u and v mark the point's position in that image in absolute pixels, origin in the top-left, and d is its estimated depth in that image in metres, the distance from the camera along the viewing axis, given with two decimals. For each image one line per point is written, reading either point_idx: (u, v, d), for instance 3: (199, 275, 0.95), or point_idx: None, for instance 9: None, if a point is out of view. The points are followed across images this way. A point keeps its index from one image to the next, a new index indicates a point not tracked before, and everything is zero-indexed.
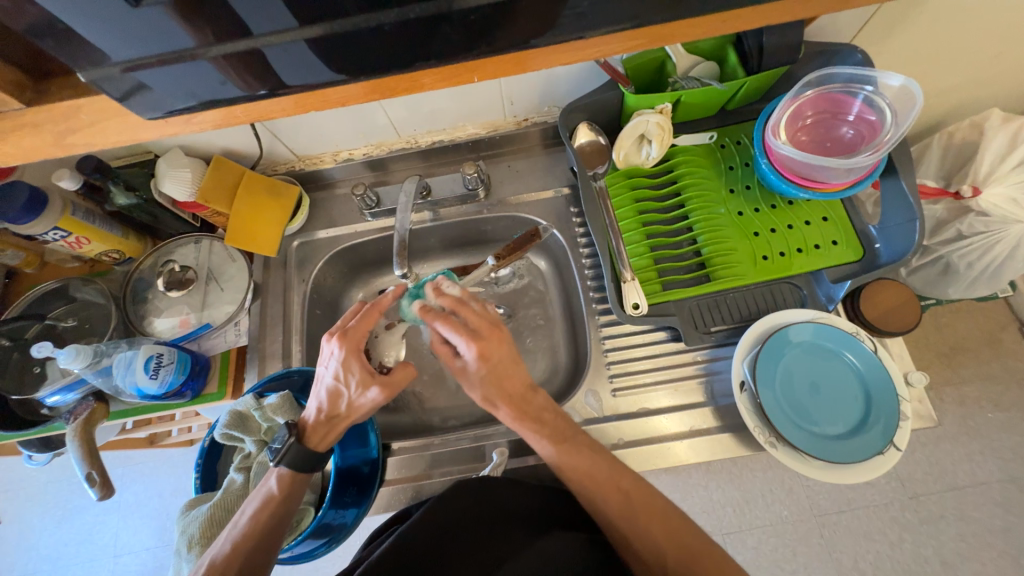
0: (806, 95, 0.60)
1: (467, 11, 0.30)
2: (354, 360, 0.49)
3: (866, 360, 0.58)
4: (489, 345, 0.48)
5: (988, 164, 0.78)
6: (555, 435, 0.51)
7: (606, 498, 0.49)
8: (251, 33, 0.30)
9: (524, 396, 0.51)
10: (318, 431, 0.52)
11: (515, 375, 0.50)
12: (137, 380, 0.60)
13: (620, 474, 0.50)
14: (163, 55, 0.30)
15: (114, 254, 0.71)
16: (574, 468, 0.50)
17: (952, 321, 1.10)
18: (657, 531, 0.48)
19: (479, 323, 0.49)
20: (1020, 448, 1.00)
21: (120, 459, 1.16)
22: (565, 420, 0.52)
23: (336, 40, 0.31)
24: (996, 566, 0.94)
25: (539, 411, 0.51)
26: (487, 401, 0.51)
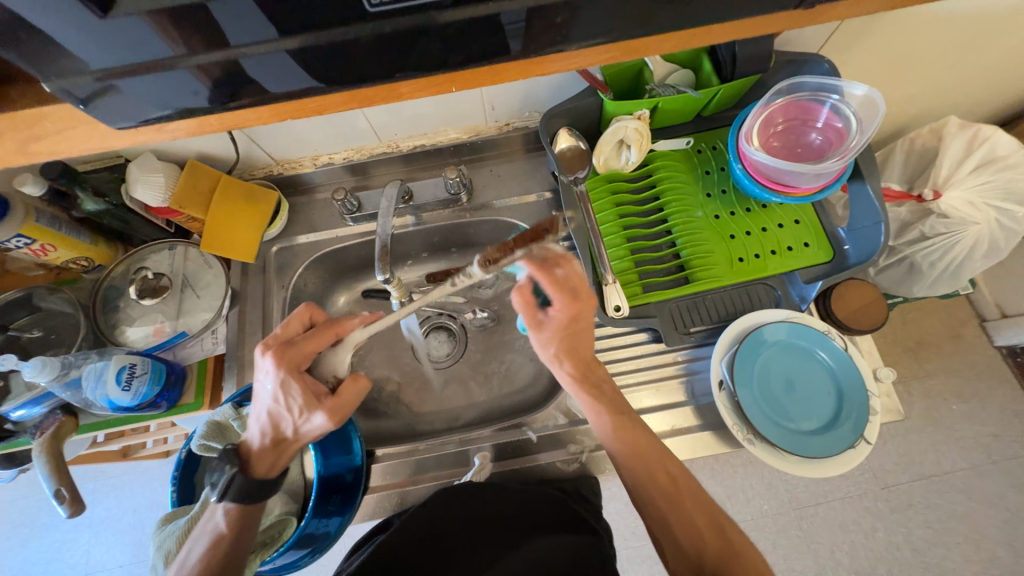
0: (777, 102, 0.63)
1: (443, 26, 0.30)
2: (293, 382, 0.49)
3: (838, 357, 0.60)
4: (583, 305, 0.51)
5: (947, 169, 0.82)
6: (614, 409, 0.53)
7: (650, 485, 0.51)
8: (227, 43, 0.29)
9: (589, 365, 0.55)
10: (261, 459, 0.50)
11: (586, 336, 0.54)
12: (108, 391, 0.58)
13: (669, 462, 0.52)
14: (136, 64, 0.29)
15: (83, 262, 0.68)
16: (631, 445, 0.52)
17: (918, 317, 1.15)
18: (703, 519, 0.49)
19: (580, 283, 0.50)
20: (982, 438, 1.05)
21: (90, 473, 1.11)
22: (621, 399, 0.55)
23: (313, 52, 0.30)
24: (961, 551, 0.98)
25: (599, 380, 0.55)
26: (556, 357, 0.53)
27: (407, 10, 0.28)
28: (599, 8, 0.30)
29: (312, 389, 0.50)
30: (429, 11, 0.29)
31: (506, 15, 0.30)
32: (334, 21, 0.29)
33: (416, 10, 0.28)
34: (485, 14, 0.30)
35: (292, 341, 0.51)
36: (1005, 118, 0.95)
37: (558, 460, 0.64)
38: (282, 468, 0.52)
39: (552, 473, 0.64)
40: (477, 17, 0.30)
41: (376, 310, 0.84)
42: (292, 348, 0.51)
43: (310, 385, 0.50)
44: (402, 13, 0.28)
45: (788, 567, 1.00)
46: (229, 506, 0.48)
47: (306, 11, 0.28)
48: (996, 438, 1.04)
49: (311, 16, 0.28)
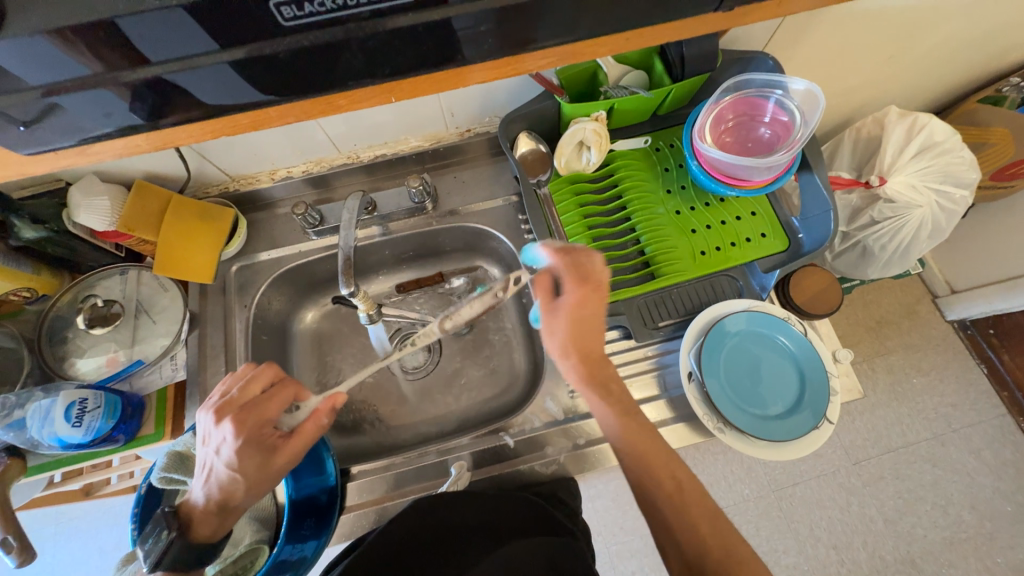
0: (725, 100, 0.65)
1: (365, 38, 0.30)
2: (252, 446, 0.48)
3: (798, 342, 0.62)
4: (588, 293, 0.50)
5: (890, 156, 0.87)
6: (619, 407, 0.52)
7: (659, 479, 0.49)
8: (149, 62, 0.29)
9: (598, 364, 0.52)
10: (200, 522, 0.48)
11: (593, 332, 0.52)
12: (56, 429, 0.55)
13: (678, 466, 0.50)
14: (53, 85, 0.29)
15: (25, 293, 0.64)
16: (634, 444, 0.50)
17: (877, 298, 1.20)
18: (706, 525, 0.47)
19: (594, 272, 0.51)
20: (941, 408, 1.10)
21: (49, 517, 1.05)
22: (629, 396, 0.53)
23: (242, 66, 0.30)
24: (931, 518, 1.03)
25: (608, 379, 0.52)
26: (563, 348, 0.51)
27: (322, 24, 0.28)
28: (524, 15, 0.31)
29: (268, 450, 0.49)
30: (348, 24, 0.29)
31: (428, 26, 0.30)
32: (254, 34, 0.28)
33: (334, 23, 0.28)
34: (407, 25, 0.30)
35: (254, 401, 0.50)
36: (941, 105, 1.01)
37: (536, 464, 0.64)
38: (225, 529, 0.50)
39: (531, 477, 0.64)
40: (398, 29, 0.30)
41: (347, 324, 0.83)
42: (254, 413, 0.49)
43: (267, 447, 0.49)
44: (318, 27, 0.28)
45: (771, 548, 1.03)
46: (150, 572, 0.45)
47: (230, 21, 0.27)
48: (953, 407, 1.10)
49: (229, 31, 0.28)
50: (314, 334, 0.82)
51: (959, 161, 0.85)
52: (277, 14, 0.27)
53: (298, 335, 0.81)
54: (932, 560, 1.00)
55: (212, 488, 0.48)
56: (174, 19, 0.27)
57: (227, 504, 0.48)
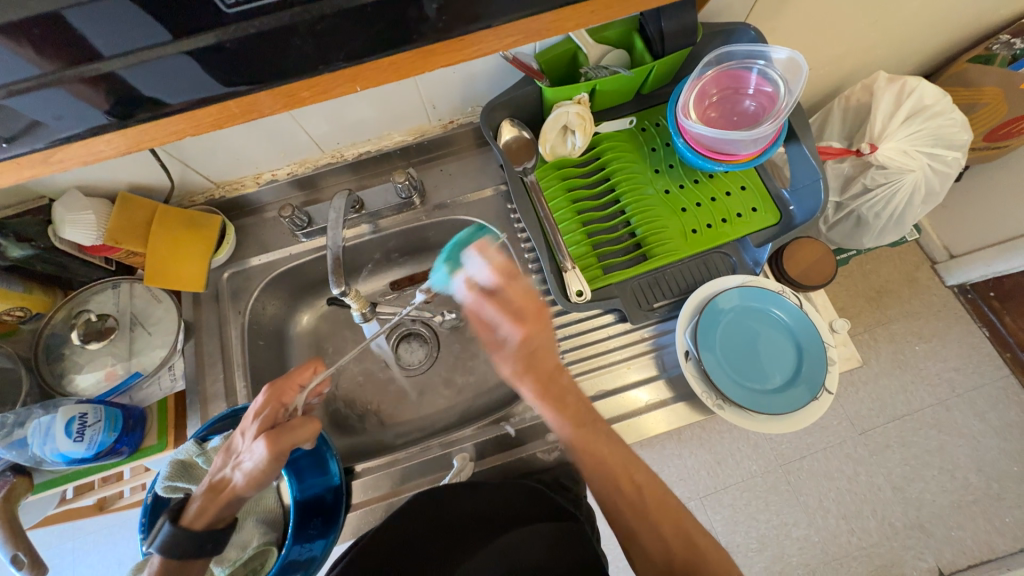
0: (708, 74, 0.64)
1: (313, 22, 0.32)
2: (260, 410, 0.53)
3: (793, 314, 0.62)
4: (531, 326, 0.51)
5: (880, 122, 0.86)
6: (575, 420, 0.52)
7: (618, 490, 0.52)
8: (101, 56, 0.31)
9: (552, 379, 0.52)
10: (208, 517, 0.49)
11: (548, 353, 0.52)
12: (58, 445, 0.55)
13: (636, 470, 0.52)
14: (19, 82, 0.31)
15: (18, 312, 0.64)
16: (593, 455, 0.51)
17: (875, 267, 1.20)
18: (667, 529, 0.50)
19: (523, 303, 0.52)
20: (945, 373, 1.10)
21: (67, 532, 1.06)
22: (586, 405, 0.54)
23: (196, 56, 0.32)
24: (939, 483, 1.03)
25: (563, 392, 0.52)
26: (517, 376, 0.52)
27: (266, 10, 0.31)
28: None
29: (270, 418, 0.52)
30: (295, 7, 0.31)
31: None
32: (204, 23, 0.31)
33: (280, 8, 0.31)
34: (353, 6, 0.32)
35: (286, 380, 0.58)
36: (932, 68, 0.99)
37: (539, 451, 0.64)
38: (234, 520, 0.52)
39: (534, 465, 0.65)
40: (345, 10, 0.32)
41: (344, 324, 0.83)
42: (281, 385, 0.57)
43: (270, 415, 0.52)
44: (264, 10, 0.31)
45: (781, 522, 1.03)
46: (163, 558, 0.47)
47: (180, 12, 0.30)
48: (957, 372, 1.10)
49: (176, 19, 0.31)
50: (311, 337, 0.82)
51: (950, 123, 0.84)
52: (219, 3, 0.30)
53: (296, 338, 0.81)
54: (941, 524, 1.01)
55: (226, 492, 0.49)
56: (122, 10, 0.29)
57: (239, 501, 0.50)
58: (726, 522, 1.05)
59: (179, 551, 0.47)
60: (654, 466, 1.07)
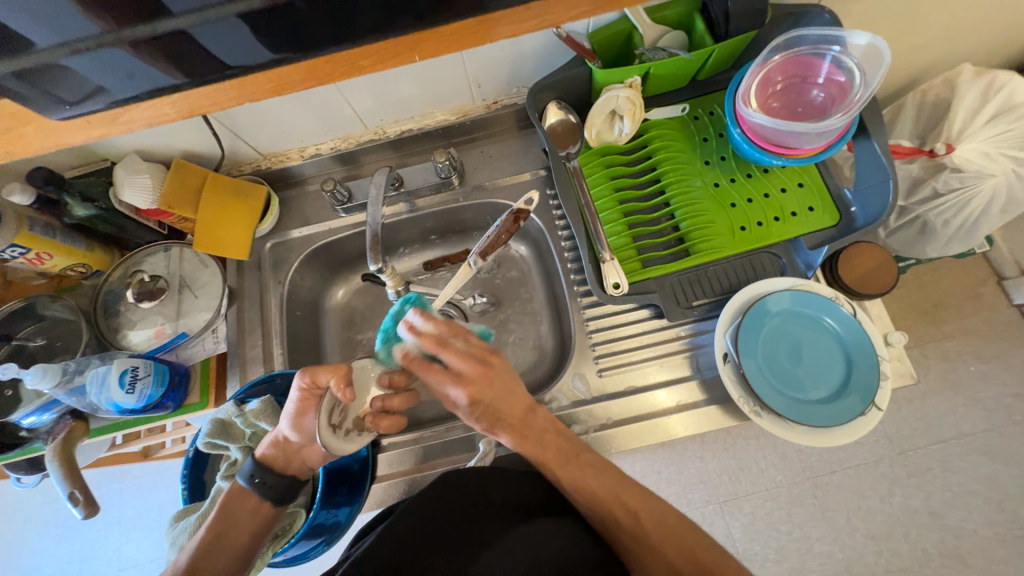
0: (774, 60, 0.59)
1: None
2: None
3: (846, 324, 0.58)
4: (477, 387, 0.52)
5: (961, 121, 0.78)
6: (559, 456, 0.54)
7: (615, 515, 0.52)
8: (170, 14, 0.32)
9: (525, 421, 0.54)
10: (276, 462, 0.55)
11: (508, 403, 0.54)
12: (113, 395, 0.59)
13: (631, 494, 0.54)
14: (73, 43, 0.32)
15: (80, 268, 0.68)
16: (588, 482, 0.53)
17: (934, 279, 1.11)
18: (680, 548, 0.51)
19: (463, 365, 0.52)
20: (1002, 398, 1.02)
21: (114, 475, 1.14)
22: (568, 439, 0.55)
23: (248, 17, 0.33)
24: (983, 513, 0.97)
25: (541, 433, 0.54)
26: (489, 428, 0.54)
27: None
28: None
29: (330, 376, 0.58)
30: None
31: None
32: None
33: None
34: None
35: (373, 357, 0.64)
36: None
37: None
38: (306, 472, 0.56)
39: None
40: None
41: (376, 300, 0.84)
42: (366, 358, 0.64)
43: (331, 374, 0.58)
44: None
45: (804, 535, 1.00)
46: (242, 486, 0.53)
47: None
48: (1016, 398, 1.02)
49: None
50: (345, 311, 0.84)
51: None
52: None
53: (330, 311, 0.83)
54: (980, 555, 0.95)
55: (281, 437, 0.54)
56: None
57: (297, 450, 0.55)
58: (745, 529, 1.02)
59: (253, 481, 0.53)
60: (673, 466, 1.05)
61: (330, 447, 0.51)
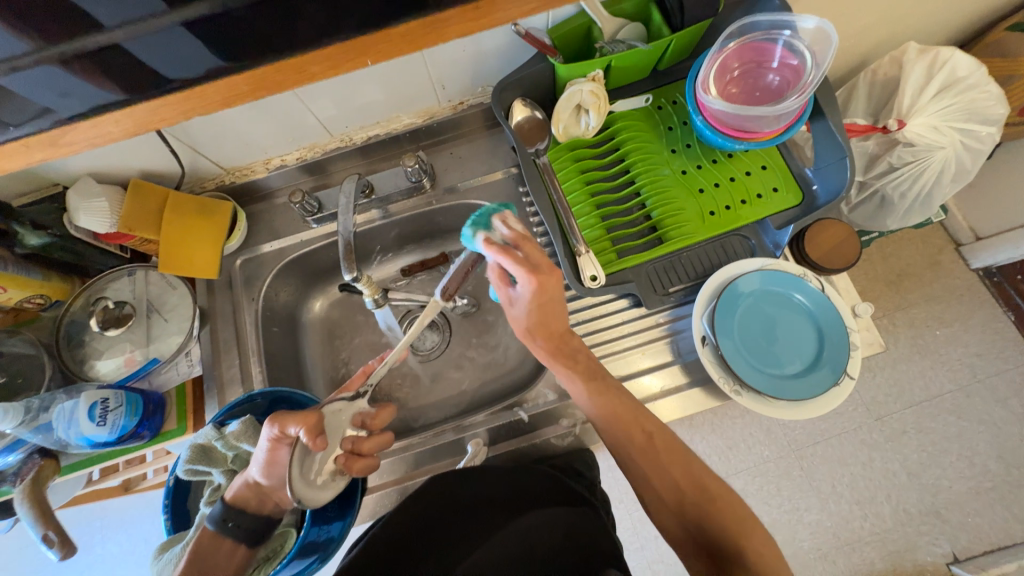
0: (729, 47, 0.60)
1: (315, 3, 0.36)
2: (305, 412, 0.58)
3: (815, 299, 0.60)
4: (545, 279, 0.49)
5: (909, 97, 0.81)
6: (586, 375, 0.53)
7: (632, 440, 0.52)
8: (104, 27, 0.36)
9: (562, 338, 0.54)
10: (248, 503, 0.54)
11: (555, 309, 0.52)
12: (82, 429, 0.57)
13: (646, 419, 0.53)
14: (12, 61, 0.36)
15: (38, 300, 0.65)
16: (604, 407, 0.53)
17: (897, 250, 1.16)
18: (695, 468, 0.51)
19: (541, 258, 0.49)
20: (967, 358, 1.07)
21: (95, 512, 1.10)
22: (598, 363, 0.55)
23: (191, 26, 0.37)
24: (956, 469, 1.02)
25: (573, 350, 0.54)
26: (527, 333, 0.54)
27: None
28: None
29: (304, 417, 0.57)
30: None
31: None
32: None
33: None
34: None
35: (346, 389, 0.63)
36: (966, 38, 0.94)
37: (553, 437, 0.65)
38: (279, 510, 0.56)
39: (549, 450, 0.66)
40: None
41: (355, 310, 0.83)
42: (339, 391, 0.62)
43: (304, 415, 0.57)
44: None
45: (793, 507, 1.03)
46: (213, 531, 0.52)
47: None
48: (979, 357, 1.07)
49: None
50: (324, 323, 0.82)
51: (984, 97, 0.80)
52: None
53: (309, 324, 0.82)
54: (957, 509, 1.00)
55: (253, 481, 0.54)
56: None
57: (270, 492, 0.55)
58: None
59: (225, 525, 0.52)
60: None
61: (301, 497, 0.52)
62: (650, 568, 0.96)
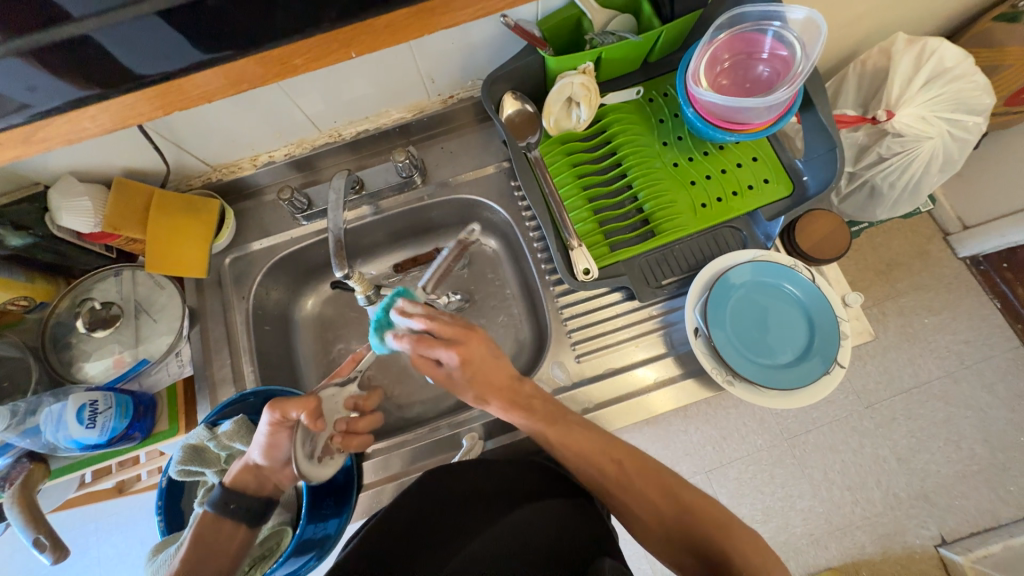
0: (720, 38, 0.60)
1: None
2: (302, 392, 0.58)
3: (806, 289, 0.60)
4: (465, 348, 0.54)
5: (898, 88, 0.82)
6: (547, 417, 0.55)
7: (607, 474, 0.54)
8: (72, 18, 0.38)
9: (513, 388, 0.56)
10: (247, 486, 0.54)
11: (492, 367, 0.56)
12: (71, 432, 0.56)
13: (614, 446, 0.55)
14: None
15: (22, 302, 0.64)
16: (574, 446, 0.54)
17: (886, 240, 1.17)
18: (674, 491, 0.54)
19: (451, 330, 0.54)
20: (954, 345, 1.09)
21: (89, 515, 1.09)
22: (555, 403, 0.57)
23: (166, 15, 0.40)
24: (944, 453, 1.04)
25: (528, 398, 0.56)
26: (478, 398, 0.56)
27: None
28: None
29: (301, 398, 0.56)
30: None
31: None
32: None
33: None
34: None
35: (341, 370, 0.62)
36: (954, 28, 0.94)
37: None
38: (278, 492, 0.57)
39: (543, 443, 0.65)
40: None
41: (348, 307, 0.82)
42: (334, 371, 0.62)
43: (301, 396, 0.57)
44: None
45: (786, 494, 1.04)
46: (213, 514, 0.52)
47: None
48: (967, 344, 1.09)
49: None
50: (317, 321, 0.82)
51: (971, 87, 0.80)
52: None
53: (301, 322, 0.81)
54: (945, 493, 1.02)
55: (253, 463, 0.54)
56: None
57: (269, 474, 0.55)
58: (732, 495, 1.06)
59: (227, 507, 0.52)
60: (659, 442, 1.08)
61: (307, 475, 0.52)
62: (646, 557, 0.97)
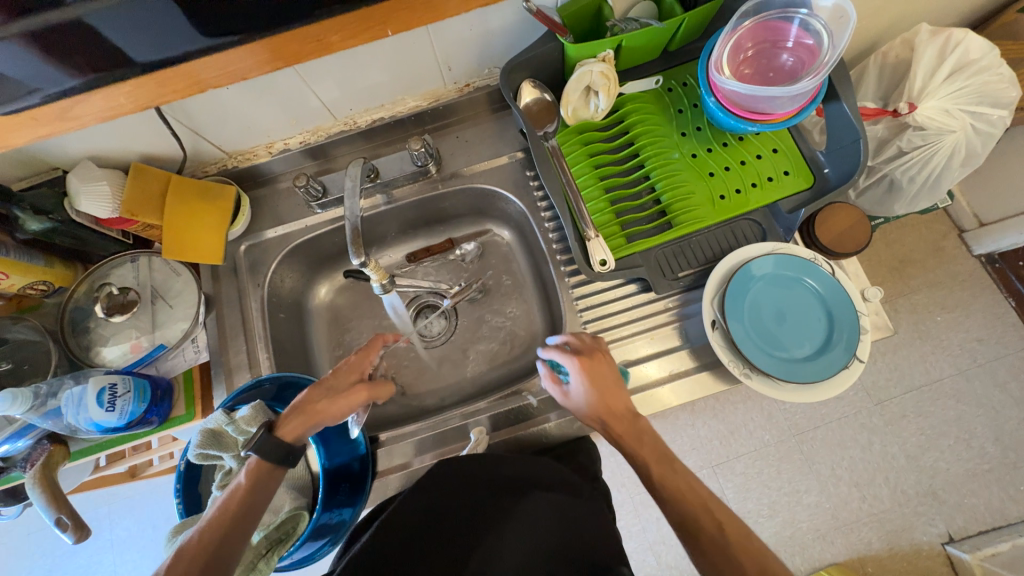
0: (744, 26, 0.59)
1: None
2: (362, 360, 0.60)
3: (826, 283, 0.60)
4: (591, 359, 0.57)
5: (921, 79, 0.80)
6: (654, 454, 0.54)
7: (698, 522, 0.48)
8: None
9: (625, 418, 0.56)
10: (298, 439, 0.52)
11: (617, 394, 0.57)
12: (91, 414, 0.57)
13: (717, 505, 0.49)
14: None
15: (41, 287, 0.65)
16: (676, 487, 0.51)
17: (900, 236, 1.16)
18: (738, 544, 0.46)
19: (590, 348, 0.59)
20: (967, 343, 1.08)
21: (103, 498, 1.11)
22: (665, 445, 0.55)
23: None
24: (954, 452, 1.03)
25: (640, 433, 0.55)
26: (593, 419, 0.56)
27: None
28: None
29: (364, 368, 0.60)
30: None
31: None
32: None
33: None
34: None
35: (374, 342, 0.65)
36: (979, 19, 0.92)
37: (560, 421, 0.64)
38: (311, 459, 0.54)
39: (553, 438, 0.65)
40: None
41: (361, 296, 0.82)
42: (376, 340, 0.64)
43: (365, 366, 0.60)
44: None
45: (793, 490, 1.04)
46: (269, 466, 0.50)
47: None
48: (980, 342, 1.08)
49: None
50: (330, 309, 0.82)
51: (997, 79, 0.79)
52: None
53: (314, 311, 0.81)
54: (954, 491, 1.01)
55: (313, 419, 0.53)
56: None
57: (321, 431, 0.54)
58: (738, 490, 1.06)
59: (284, 457, 0.50)
60: (666, 436, 1.08)
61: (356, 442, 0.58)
62: (651, 550, 0.98)
